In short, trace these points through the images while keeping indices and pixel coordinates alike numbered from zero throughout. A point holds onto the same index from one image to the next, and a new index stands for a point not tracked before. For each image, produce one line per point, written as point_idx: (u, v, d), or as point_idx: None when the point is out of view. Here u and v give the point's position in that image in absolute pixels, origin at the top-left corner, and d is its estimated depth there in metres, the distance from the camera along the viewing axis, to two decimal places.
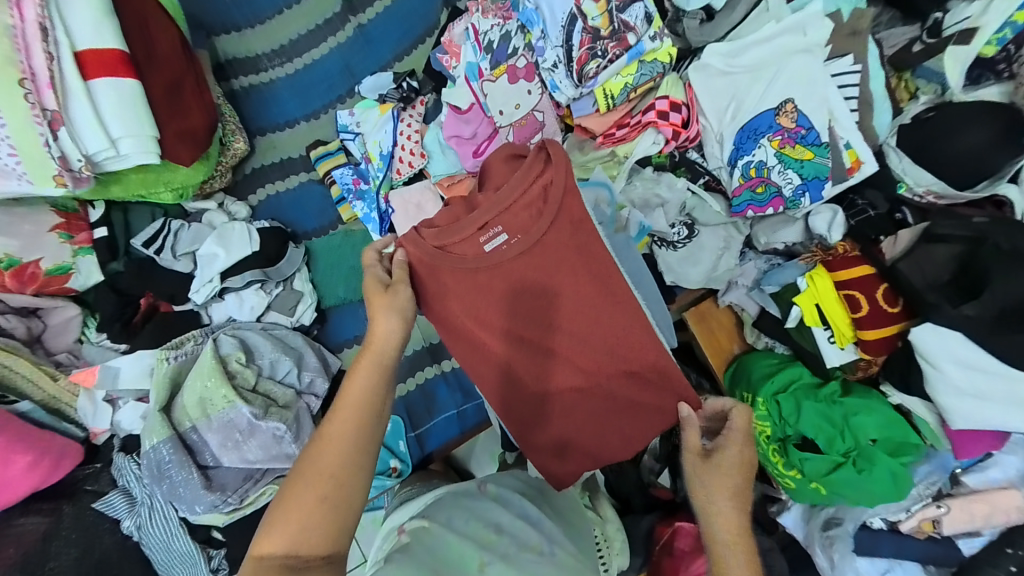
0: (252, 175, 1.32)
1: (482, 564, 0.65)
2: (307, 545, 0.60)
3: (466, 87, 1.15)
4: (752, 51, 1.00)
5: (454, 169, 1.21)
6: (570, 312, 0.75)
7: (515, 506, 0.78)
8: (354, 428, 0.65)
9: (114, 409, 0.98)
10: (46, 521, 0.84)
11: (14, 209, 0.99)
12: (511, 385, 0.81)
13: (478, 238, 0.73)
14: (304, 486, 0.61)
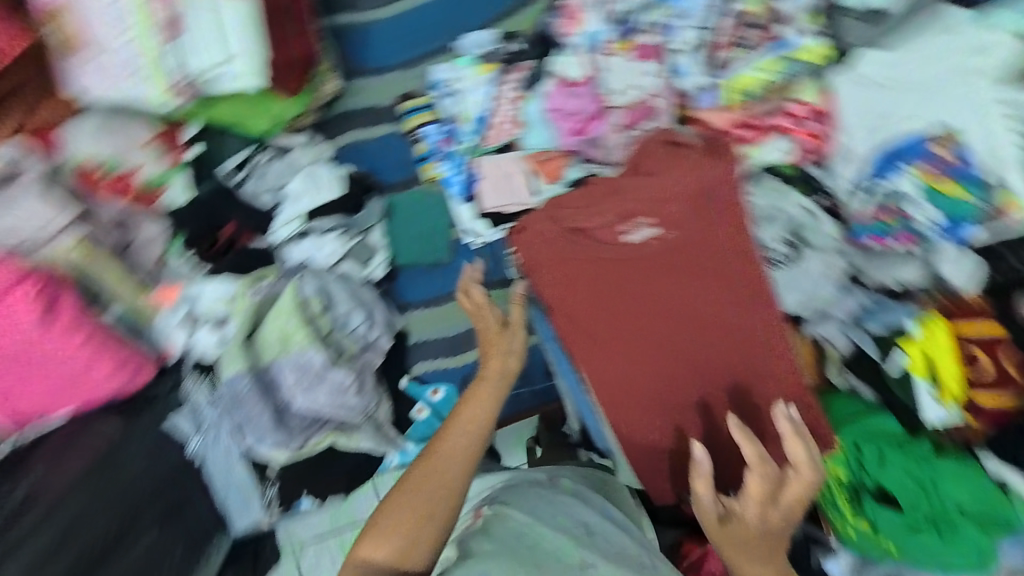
0: (339, 118, 1.28)
1: (581, 560, 0.77)
2: (401, 556, 0.73)
3: (582, 58, 1.06)
4: (916, 70, 0.89)
5: (549, 144, 1.15)
6: (682, 306, 0.84)
7: (595, 502, 0.94)
8: (454, 454, 0.80)
9: (190, 332, 0.98)
10: (121, 429, 0.87)
11: (117, 115, 1.00)
12: (609, 367, 0.86)
13: (618, 226, 0.82)
14: (407, 494, 0.77)
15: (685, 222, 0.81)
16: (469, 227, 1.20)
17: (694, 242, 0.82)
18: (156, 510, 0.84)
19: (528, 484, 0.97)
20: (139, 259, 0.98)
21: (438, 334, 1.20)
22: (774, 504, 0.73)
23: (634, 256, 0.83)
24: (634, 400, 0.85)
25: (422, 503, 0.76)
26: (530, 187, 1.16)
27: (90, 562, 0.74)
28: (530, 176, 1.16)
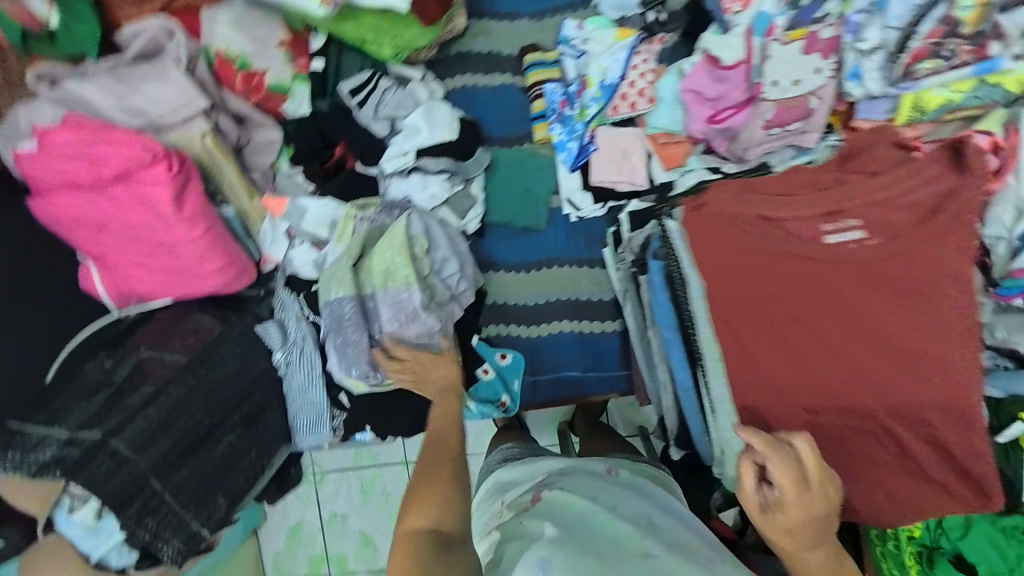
0: (456, 58, 1.23)
1: (645, 553, 0.74)
2: (448, 521, 0.67)
3: (743, 40, 0.96)
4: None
5: (677, 127, 1.07)
6: (874, 326, 0.71)
7: (651, 496, 0.94)
8: (443, 437, 0.79)
9: (290, 245, 0.98)
10: (219, 326, 0.87)
11: (255, 10, 0.97)
12: (751, 356, 0.77)
13: (824, 223, 0.74)
14: (428, 473, 0.73)
15: (901, 236, 0.70)
16: (572, 197, 1.15)
17: (909, 258, 0.70)
18: (241, 417, 0.85)
19: (585, 473, 0.98)
20: (254, 162, 1.00)
21: (519, 300, 1.16)
22: (809, 488, 0.64)
23: (836, 262, 0.73)
24: (781, 409, 0.76)
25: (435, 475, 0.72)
26: (648, 169, 1.11)
27: (181, 452, 0.77)
28: (648, 157, 1.11)
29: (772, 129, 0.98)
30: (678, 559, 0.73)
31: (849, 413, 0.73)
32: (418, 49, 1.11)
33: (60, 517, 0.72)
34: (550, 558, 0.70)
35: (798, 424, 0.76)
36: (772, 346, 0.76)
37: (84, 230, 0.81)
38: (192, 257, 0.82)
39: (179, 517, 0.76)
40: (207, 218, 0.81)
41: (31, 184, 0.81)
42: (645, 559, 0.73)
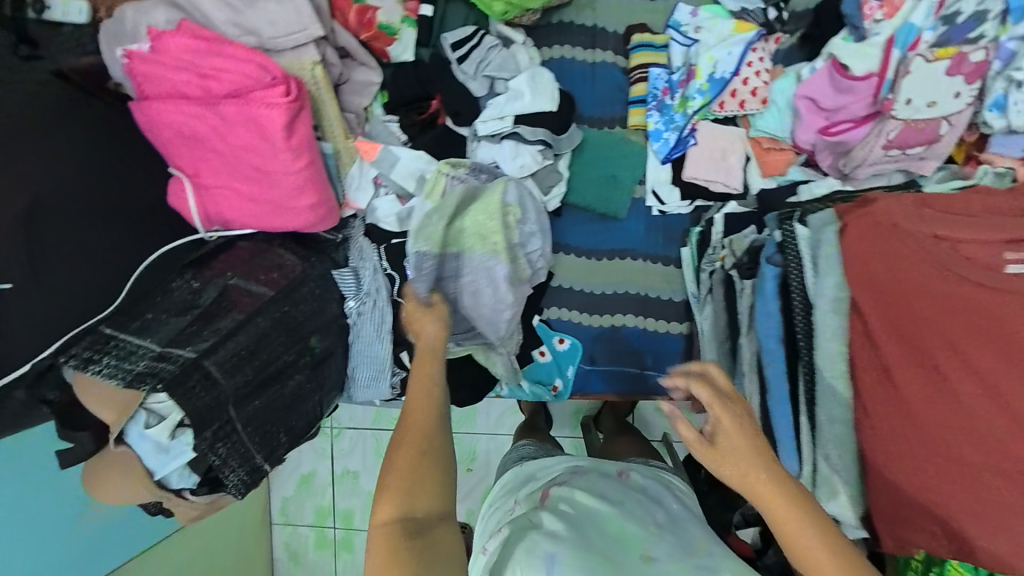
0: (556, 27, 1.16)
1: (647, 557, 0.64)
2: (425, 505, 0.57)
3: (882, 51, 0.90)
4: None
5: (784, 134, 1.03)
6: None
7: (668, 503, 0.79)
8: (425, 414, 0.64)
9: (374, 193, 0.96)
10: (301, 265, 0.85)
11: None
12: (929, 425, 0.57)
13: (1005, 251, 0.58)
14: (400, 449, 0.60)
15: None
16: (659, 189, 1.11)
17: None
18: (309, 360, 0.83)
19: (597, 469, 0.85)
20: (351, 101, 0.95)
21: (585, 287, 1.13)
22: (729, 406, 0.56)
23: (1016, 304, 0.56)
24: (954, 490, 0.57)
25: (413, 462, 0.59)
26: (744, 174, 1.07)
27: (260, 382, 0.74)
28: (746, 161, 1.07)
29: (891, 150, 0.94)
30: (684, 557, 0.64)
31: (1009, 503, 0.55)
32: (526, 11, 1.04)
33: (134, 431, 0.71)
34: (557, 553, 0.61)
35: (923, 510, 0.57)
36: (956, 413, 0.56)
37: (183, 143, 0.78)
38: (288, 189, 0.79)
39: (246, 446, 0.73)
40: (310, 152, 0.78)
41: (137, 88, 0.77)
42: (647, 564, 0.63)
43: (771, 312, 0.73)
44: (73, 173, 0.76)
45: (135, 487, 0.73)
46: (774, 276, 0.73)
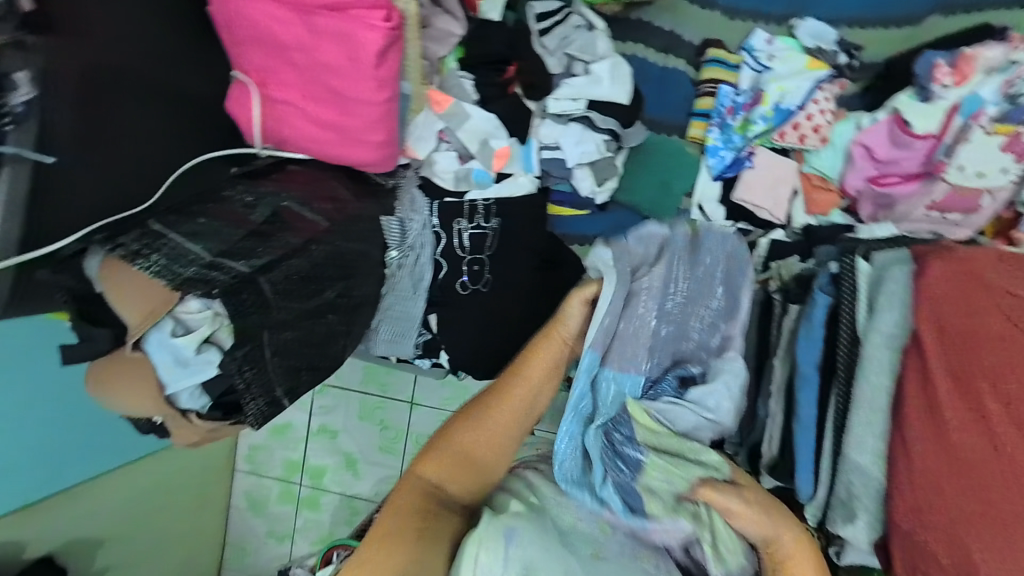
0: (635, 25, 1.15)
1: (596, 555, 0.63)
2: (452, 485, 0.69)
3: (944, 114, 0.94)
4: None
5: (835, 175, 1.06)
6: None
7: None
8: (508, 408, 0.70)
9: (436, 145, 0.94)
10: (355, 204, 0.82)
11: None
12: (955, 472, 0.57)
13: None
14: (459, 431, 0.70)
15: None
16: (705, 204, 1.13)
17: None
18: (348, 303, 0.78)
19: None
20: (430, 49, 0.91)
21: None
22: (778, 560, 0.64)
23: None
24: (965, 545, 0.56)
25: (479, 448, 0.69)
26: (790, 207, 1.10)
27: (300, 315, 0.70)
28: (795, 195, 1.09)
29: (931, 212, 0.98)
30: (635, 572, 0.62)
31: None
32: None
33: (154, 339, 0.66)
34: (516, 528, 0.61)
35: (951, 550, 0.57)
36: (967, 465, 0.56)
37: (259, 48, 0.73)
38: (363, 120, 0.75)
39: (270, 376, 0.69)
40: (393, 87, 0.74)
41: None
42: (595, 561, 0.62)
43: (814, 340, 0.75)
44: (131, 51, 0.70)
45: (146, 395, 0.69)
46: (824, 304, 0.75)
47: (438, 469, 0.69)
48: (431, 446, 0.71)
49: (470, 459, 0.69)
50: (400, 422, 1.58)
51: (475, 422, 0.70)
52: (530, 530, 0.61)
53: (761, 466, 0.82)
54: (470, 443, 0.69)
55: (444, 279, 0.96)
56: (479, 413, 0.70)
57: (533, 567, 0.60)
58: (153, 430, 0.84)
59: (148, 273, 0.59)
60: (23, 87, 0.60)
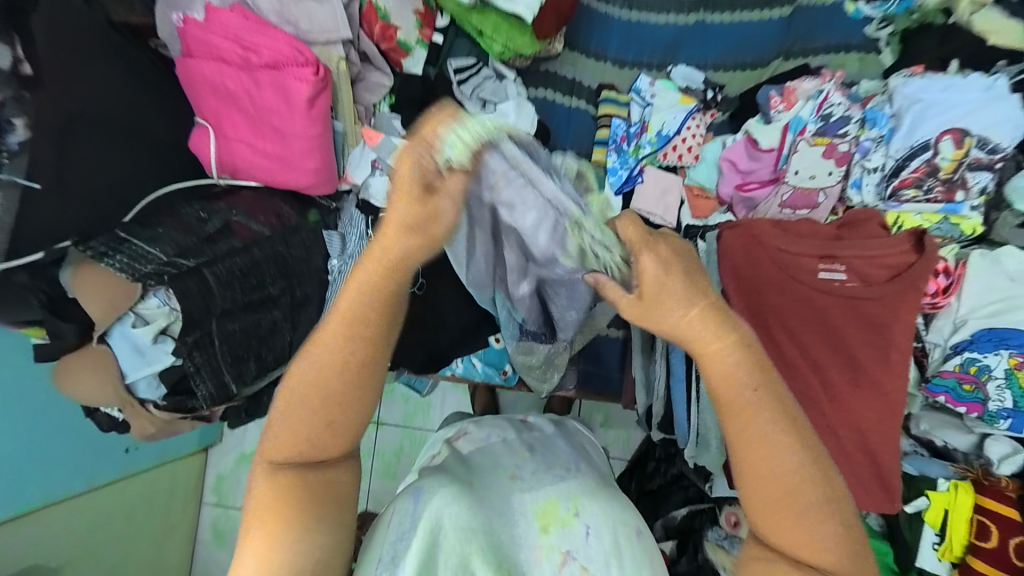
0: (543, 75, 1.39)
1: (512, 477, 0.67)
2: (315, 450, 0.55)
3: (779, 132, 1.19)
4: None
5: (711, 185, 1.28)
6: (852, 375, 0.71)
7: (550, 434, 0.83)
8: (346, 341, 0.53)
9: (370, 172, 1.13)
10: (294, 218, 1.00)
11: None
12: None
13: (818, 265, 0.73)
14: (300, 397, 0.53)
15: (881, 288, 0.71)
16: None
17: (892, 309, 0.71)
18: (291, 300, 0.93)
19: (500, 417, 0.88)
20: (363, 96, 1.13)
21: None
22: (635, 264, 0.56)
23: (826, 302, 0.72)
24: None
25: (332, 398, 0.53)
26: (680, 214, 1.30)
27: (244, 305, 0.85)
28: (682, 204, 1.31)
29: (785, 209, 1.18)
30: (546, 474, 0.68)
31: None
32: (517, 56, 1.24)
33: (116, 332, 0.81)
34: (423, 488, 0.59)
35: None
36: None
37: (214, 96, 0.93)
38: (300, 149, 0.94)
39: (218, 362, 0.82)
40: (325, 123, 0.94)
41: (186, 49, 0.93)
42: (511, 482, 0.66)
43: None
44: (111, 103, 0.88)
45: (107, 384, 0.82)
46: None
47: (293, 446, 0.54)
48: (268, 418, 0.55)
49: (328, 417, 0.54)
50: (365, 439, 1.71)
51: (303, 375, 0.53)
52: (437, 484, 0.59)
53: (652, 422, 0.98)
54: (314, 399, 0.53)
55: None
56: (306, 360, 0.54)
57: (444, 521, 0.55)
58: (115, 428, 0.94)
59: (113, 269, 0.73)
60: (19, 130, 0.74)
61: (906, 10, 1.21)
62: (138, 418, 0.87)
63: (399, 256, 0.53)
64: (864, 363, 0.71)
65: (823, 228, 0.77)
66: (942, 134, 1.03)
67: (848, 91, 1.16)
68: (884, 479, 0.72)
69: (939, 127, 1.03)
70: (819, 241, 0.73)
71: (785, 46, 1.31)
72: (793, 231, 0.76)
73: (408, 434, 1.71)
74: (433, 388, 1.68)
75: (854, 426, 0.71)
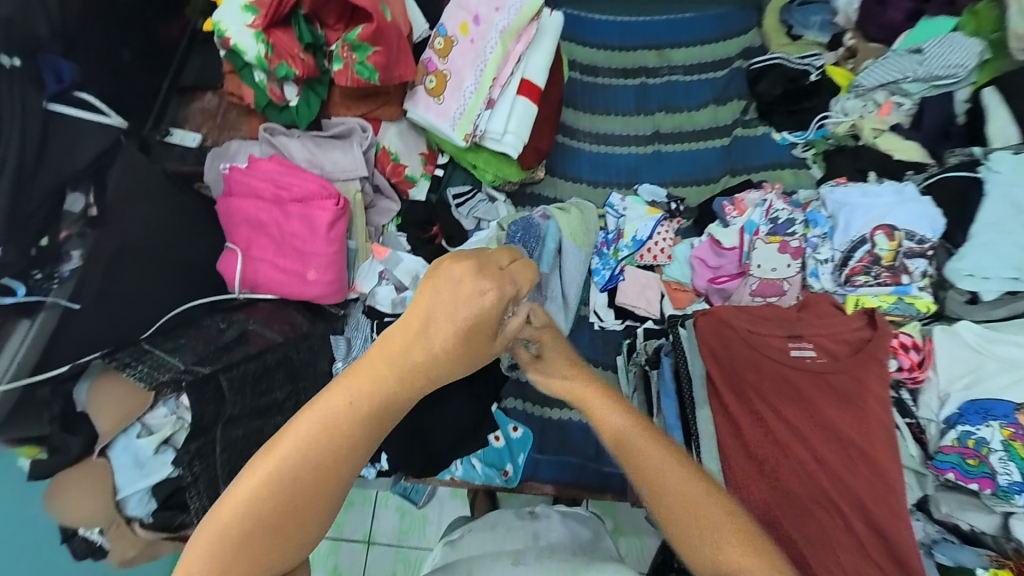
0: (529, 195, 1.48)
1: (515, 559, 0.77)
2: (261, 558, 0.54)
3: (738, 234, 1.32)
4: (996, 346, 1.10)
5: (686, 280, 1.36)
6: (841, 445, 0.79)
7: (551, 524, 0.90)
8: (341, 418, 0.55)
9: (377, 281, 1.21)
10: (306, 323, 1.11)
11: (410, 131, 1.36)
12: (761, 470, 0.80)
13: (787, 343, 0.87)
14: (260, 498, 0.53)
15: (845, 360, 0.84)
16: (599, 309, 1.33)
17: (858, 379, 0.83)
18: (294, 403, 0.98)
19: (509, 512, 0.96)
20: (374, 219, 1.31)
21: None
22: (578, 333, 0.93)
23: (802, 375, 0.84)
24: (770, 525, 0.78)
25: (319, 484, 0.55)
26: (661, 305, 1.34)
27: (251, 412, 0.92)
28: (662, 296, 1.35)
29: (756, 297, 1.28)
30: (548, 558, 0.75)
31: (821, 526, 0.76)
32: (504, 183, 1.43)
33: (120, 444, 0.86)
34: None
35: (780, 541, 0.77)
36: (757, 460, 0.81)
37: (247, 226, 1.09)
38: (316, 266, 1.08)
39: (215, 472, 0.84)
40: (339, 242, 1.09)
41: (227, 186, 1.11)
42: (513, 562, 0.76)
43: (669, 393, 0.95)
44: (151, 233, 1.00)
45: (99, 501, 0.84)
46: (670, 364, 0.97)
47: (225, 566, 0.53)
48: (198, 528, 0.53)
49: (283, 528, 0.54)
50: (353, 566, 1.54)
51: (270, 462, 0.54)
52: None
53: None
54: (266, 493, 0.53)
55: None
56: (257, 466, 0.54)
57: None
58: (89, 555, 0.92)
59: (134, 378, 0.87)
60: (74, 260, 0.84)
61: (822, 136, 1.47)
62: (120, 540, 0.86)
63: (427, 354, 0.58)
64: (848, 435, 0.80)
65: (787, 312, 0.92)
66: (873, 229, 1.19)
67: (788, 199, 1.35)
68: (898, 560, 0.74)
69: (869, 224, 1.20)
70: (785, 324, 0.88)
71: (730, 165, 1.51)
72: (757, 316, 0.90)
73: (400, 555, 1.55)
74: (430, 497, 1.60)
75: (852, 500, 0.76)
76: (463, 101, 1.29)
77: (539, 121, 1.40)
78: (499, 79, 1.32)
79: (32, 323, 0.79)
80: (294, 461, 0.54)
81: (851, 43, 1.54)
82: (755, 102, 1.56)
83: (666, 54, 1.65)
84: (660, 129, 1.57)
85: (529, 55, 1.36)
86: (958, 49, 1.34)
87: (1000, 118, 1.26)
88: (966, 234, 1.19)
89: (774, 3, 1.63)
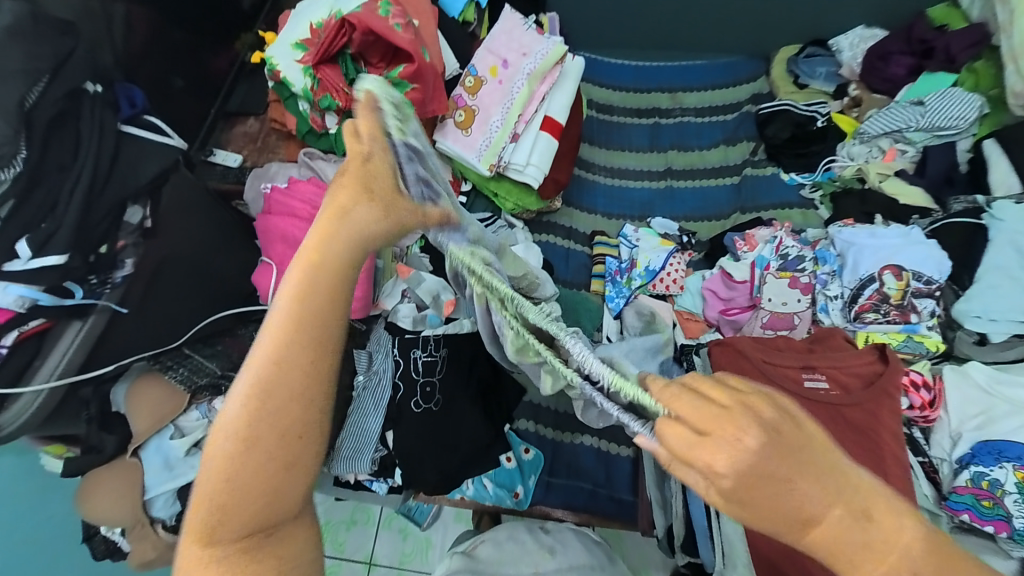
0: (545, 223, 1.53)
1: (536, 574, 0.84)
2: (270, 504, 0.50)
3: (749, 268, 1.36)
4: (1010, 388, 1.11)
5: (698, 310, 1.38)
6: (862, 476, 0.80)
7: (566, 537, 0.93)
8: (288, 356, 0.51)
9: (399, 298, 1.29)
10: None
11: None
12: None
13: (801, 375, 0.91)
14: (241, 446, 0.49)
15: (859, 393, 0.87)
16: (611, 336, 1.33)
17: (871, 412, 0.85)
18: None
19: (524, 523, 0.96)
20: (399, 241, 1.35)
21: (556, 405, 1.28)
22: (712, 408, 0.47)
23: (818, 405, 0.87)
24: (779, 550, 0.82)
25: (295, 421, 0.50)
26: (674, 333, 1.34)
27: None
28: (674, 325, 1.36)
29: (767, 329, 1.31)
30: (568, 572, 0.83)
31: None
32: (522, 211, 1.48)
33: (153, 444, 0.95)
34: None
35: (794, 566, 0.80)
36: None
37: (283, 244, 1.11)
38: None
39: None
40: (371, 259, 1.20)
41: (267, 203, 1.17)
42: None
43: None
44: None
45: (126, 505, 0.91)
46: None
47: (235, 520, 0.48)
48: (196, 481, 0.49)
49: (279, 472, 0.50)
50: None
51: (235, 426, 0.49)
52: None
53: (675, 545, 0.97)
54: (238, 459, 0.49)
55: (400, 399, 1.18)
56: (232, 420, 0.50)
57: None
58: (108, 555, 0.95)
59: (177, 381, 0.98)
60: (127, 267, 0.91)
61: (828, 179, 1.53)
62: (142, 541, 0.92)
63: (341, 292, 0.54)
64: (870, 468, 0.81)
65: (798, 347, 0.96)
66: (881, 268, 1.24)
67: (798, 236, 1.40)
68: None
69: (877, 263, 1.24)
70: (799, 357, 0.92)
71: (740, 204, 1.57)
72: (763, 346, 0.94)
73: None
74: (433, 520, 1.58)
75: None
76: (490, 134, 1.37)
77: (559, 155, 1.49)
78: (524, 116, 1.41)
79: (83, 324, 0.85)
80: (256, 394, 0.50)
81: (855, 93, 1.62)
82: (764, 145, 1.63)
83: (678, 97, 1.75)
84: (672, 166, 1.65)
85: (551, 95, 1.46)
86: (959, 102, 1.42)
87: (1002, 167, 1.32)
88: (973, 276, 1.23)
89: (781, 55, 1.74)
